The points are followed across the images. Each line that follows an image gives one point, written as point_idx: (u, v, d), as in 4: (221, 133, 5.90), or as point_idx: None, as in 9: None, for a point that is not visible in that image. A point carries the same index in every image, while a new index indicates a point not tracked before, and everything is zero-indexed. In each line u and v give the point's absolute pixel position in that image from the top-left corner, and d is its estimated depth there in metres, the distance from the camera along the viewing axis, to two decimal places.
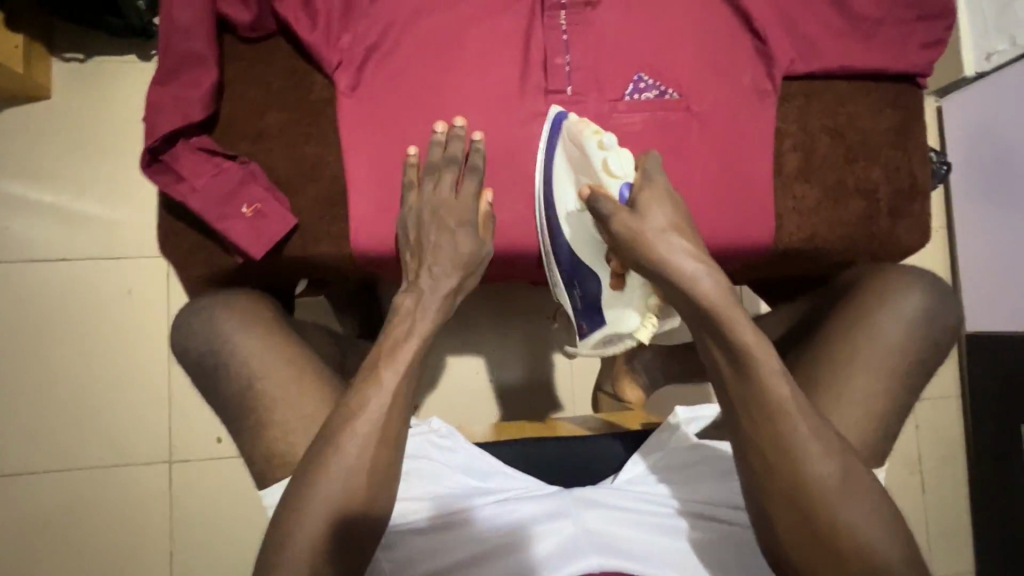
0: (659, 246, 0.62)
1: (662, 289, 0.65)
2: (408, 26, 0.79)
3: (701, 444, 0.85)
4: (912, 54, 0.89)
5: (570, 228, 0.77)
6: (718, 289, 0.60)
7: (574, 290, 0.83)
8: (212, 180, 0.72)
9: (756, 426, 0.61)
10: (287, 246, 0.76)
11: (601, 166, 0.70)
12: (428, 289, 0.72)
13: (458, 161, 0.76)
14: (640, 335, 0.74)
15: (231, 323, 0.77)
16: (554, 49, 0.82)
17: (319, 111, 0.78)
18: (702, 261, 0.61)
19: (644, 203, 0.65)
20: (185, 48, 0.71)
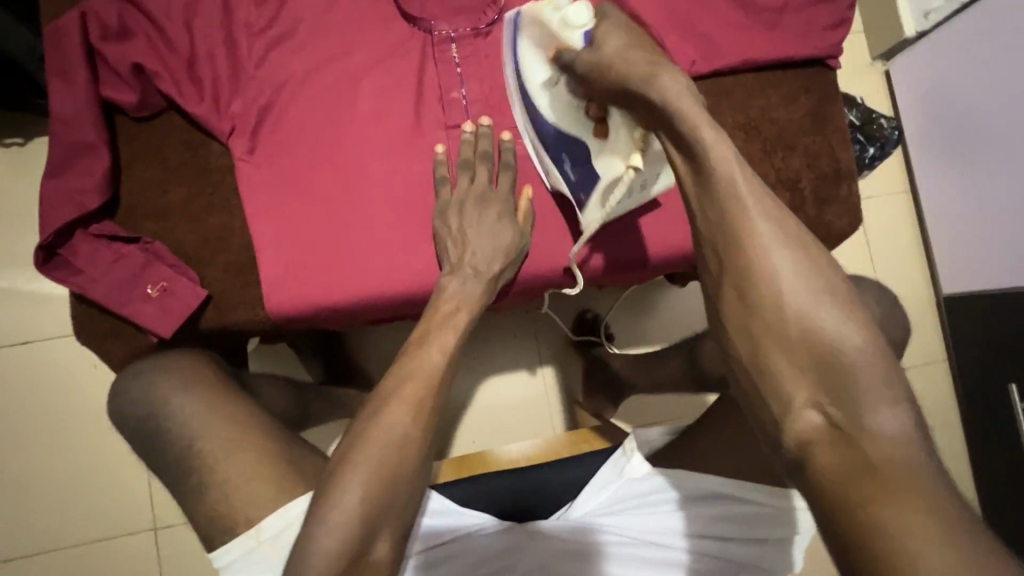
0: (629, 69, 0.55)
1: (643, 118, 0.57)
2: (298, 82, 0.79)
3: (662, 470, 0.82)
4: (816, 37, 0.88)
5: (546, 101, 0.72)
6: (698, 116, 0.52)
7: (564, 164, 0.76)
8: (115, 268, 0.73)
9: (761, 318, 0.53)
10: (203, 317, 0.76)
11: (558, 25, 0.65)
12: (470, 277, 0.76)
13: (490, 158, 0.80)
14: (631, 163, 0.63)
15: (166, 384, 0.71)
16: (449, 83, 0.82)
17: (219, 179, 0.78)
18: (679, 83, 0.53)
19: (603, 36, 0.60)
20: (74, 140, 0.73)
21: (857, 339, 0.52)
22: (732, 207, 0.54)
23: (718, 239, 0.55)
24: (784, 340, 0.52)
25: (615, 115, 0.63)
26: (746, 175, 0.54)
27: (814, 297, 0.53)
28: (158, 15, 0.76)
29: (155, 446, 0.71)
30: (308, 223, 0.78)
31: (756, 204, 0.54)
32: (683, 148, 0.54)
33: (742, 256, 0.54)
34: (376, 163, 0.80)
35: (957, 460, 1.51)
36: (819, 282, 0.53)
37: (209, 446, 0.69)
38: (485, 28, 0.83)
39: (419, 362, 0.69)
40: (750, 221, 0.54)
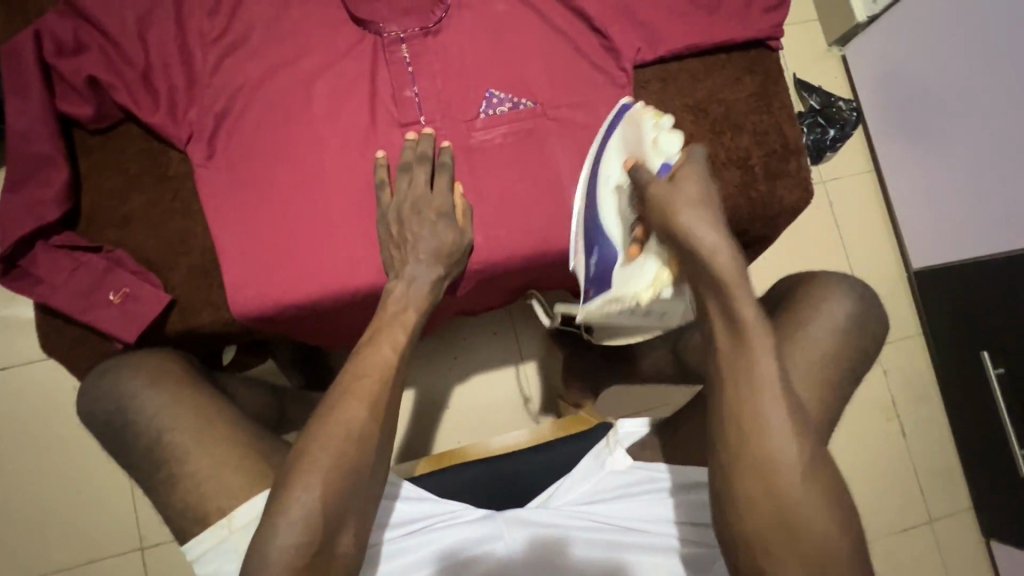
0: (687, 210, 0.62)
1: (685, 263, 0.64)
2: (254, 87, 0.81)
3: (643, 463, 0.82)
4: (756, 21, 0.91)
5: (608, 203, 0.77)
6: (744, 298, 0.60)
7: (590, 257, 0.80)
8: (75, 276, 0.74)
9: (756, 479, 0.60)
10: (168, 321, 0.77)
11: (650, 143, 0.74)
12: (418, 277, 0.78)
13: (429, 158, 0.82)
14: (638, 296, 0.70)
15: (132, 381, 0.72)
16: (400, 82, 0.84)
17: (179, 185, 0.80)
18: (727, 248, 0.60)
19: (682, 174, 0.65)
20: (32, 153, 0.74)
21: (836, 535, 0.59)
22: (756, 375, 0.61)
23: (729, 393, 0.62)
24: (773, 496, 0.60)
25: (653, 242, 0.70)
26: (772, 354, 0.61)
27: (807, 480, 0.60)
28: (112, 29, 0.78)
29: (121, 442, 0.72)
30: (266, 223, 0.79)
31: (782, 398, 0.61)
32: (725, 310, 0.61)
33: (750, 419, 0.60)
34: (334, 162, 0.82)
35: (941, 434, 1.52)
36: (817, 473, 0.60)
37: (176, 438, 0.70)
38: (433, 27, 0.86)
39: (373, 361, 0.71)
40: (770, 402, 0.60)
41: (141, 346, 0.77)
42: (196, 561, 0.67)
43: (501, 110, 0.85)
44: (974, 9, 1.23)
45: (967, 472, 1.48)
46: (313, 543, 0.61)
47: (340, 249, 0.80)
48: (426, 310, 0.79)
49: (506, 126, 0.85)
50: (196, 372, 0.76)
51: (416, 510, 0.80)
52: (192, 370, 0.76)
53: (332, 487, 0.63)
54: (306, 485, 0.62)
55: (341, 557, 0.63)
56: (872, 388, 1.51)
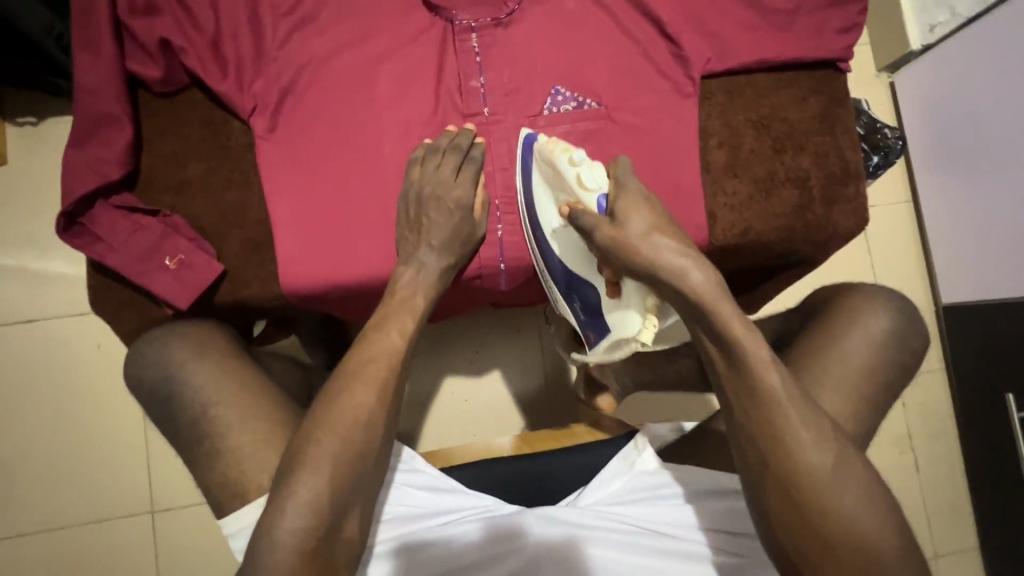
0: (660, 256, 0.65)
1: (664, 293, 0.66)
2: (322, 64, 0.80)
3: (669, 465, 0.83)
4: (827, 41, 0.90)
5: (559, 245, 0.79)
6: (689, 266, 0.64)
7: (574, 302, 0.82)
8: (134, 238, 0.74)
9: (777, 480, 0.61)
10: (217, 291, 0.77)
11: (574, 180, 0.73)
12: (427, 264, 0.77)
13: (461, 151, 0.80)
14: (642, 337, 0.70)
15: (179, 350, 0.72)
16: (467, 72, 0.83)
17: (238, 156, 0.79)
18: (708, 279, 0.63)
19: (622, 210, 0.68)
20: (98, 111, 0.74)
21: (887, 532, 0.60)
22: (728, 326, 0.63)
23: (755, 429, 0.62)
24: (801, 499, 0.60)
25: (629, 283, 0.71)
26: (743, 324, 0.63)
27: (834, 457, 0.61)
28: None
29: (164, 412, 0.72)
30: (323, 202, 0.79)
31: (765, 365, 0.62)
32: (721, 340, 0.63)
33: (770, 419, 0.61)
34: (394, 148, 0.81)
35: (954, 473, 1.51)
36: (858, 477, 0.61)
37: (221, 411, 0.70)
38: (504, 19, 0.85)
39: (380, 346, 0.70)
40: (765, 373, 0.62)
41: (186, 316, 0.77)
42: (232, 535, 0.66)
43: (565, 108, 0.84)
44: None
45: (977, 512, 1.47)
46: (318, 525, 0.60)
47: (390, 235, 0.80)
48: (435, 297, 0.77)
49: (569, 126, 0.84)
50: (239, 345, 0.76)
51: (433, 500, 0.81)
52: (235, 343, 0.76)
53: (341, 471, 0.63)
54: (315, 469, 0.62)
55: (344, 541, 0.63)
56: (890, 419, 1.51)
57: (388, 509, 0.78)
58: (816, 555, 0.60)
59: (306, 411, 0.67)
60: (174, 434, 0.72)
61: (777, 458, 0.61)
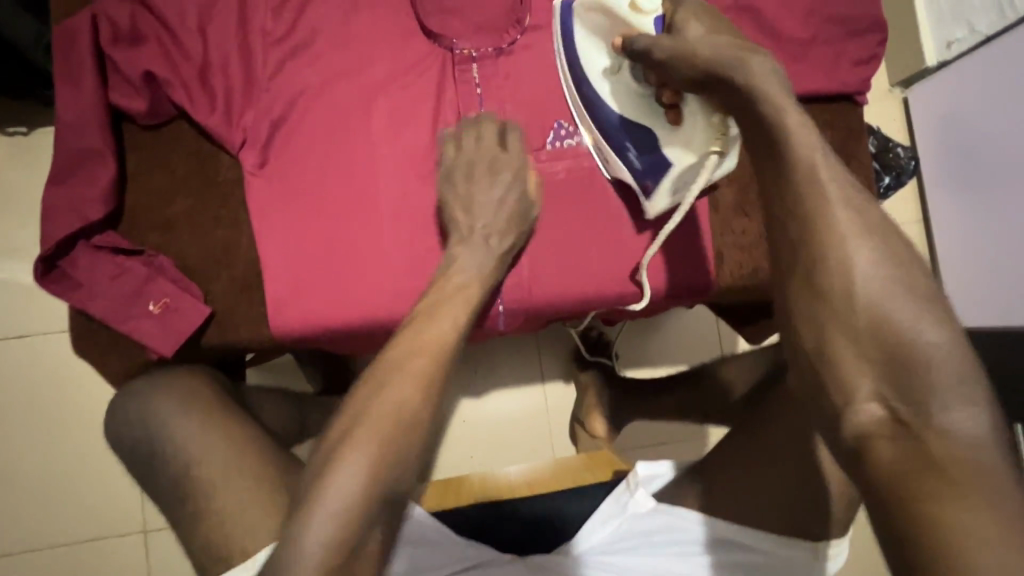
0: (718, 51, 0.56)
1: (726, 106, 0.58)
2: (316, 95, 0.77)
3: (664, 507, 0.79)
4: (844, 73, 0.86)
5: (610, 88, 0.73)
6: (781, 96, 0.54)
7: (627, 152, 0.75)
8: (116, 282, 0.71)
9: (817, 295, 0.51)
10: (205, 335, 0.74)
11: (629, 9, 0.67)
12: (478, 247, 0.74)
13: (498, 127, 0.78)
14: (714, 150, 0.66)
15: (162, 405, 0.70)
16: (467, 104, 0.80)
17: (228, 191, 0.76)
18: (767, 66, 0.55)
19: (681, 20, 0.61)
20: (80, 148, 0.70)
21: (937, 334, 0.49)
22: (797, 153, 0.53)
23: (794, 236, 0.53)
24: (852, 327, 0.50)
25: (690, 100, 0.65)
26: (823, 153, 0.54)
27: (891, 290, 0.50)
28: (174, 21, 0.74)
29: (147, 468, 0.71)
30: (315, 240, 0.76)
31: (830, 189, 0.53)
32: (768, 139, 0.54)
33: (825, 254, 0.51)
34: (392, 184, 0.78)
35: None
36: (898, 274, 0.51)
37: (205, 470, 0.68)
38: (506, 49, 0.81)
39: (395, 384, 0.63)
40: (833, 193, 0.52)
41: (170, 365, 0.75)
42: None
43: (568, 143, 0.81)
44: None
45: None
46: None
47: (387, 276, 0.77)
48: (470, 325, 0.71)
49: (572, 161, 0.81)
50: (224, 391, 0.74)
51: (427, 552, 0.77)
52: (219, 392, 0.74)
53: None
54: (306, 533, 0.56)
55: None
56: None
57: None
58: (913, 475, 0.47)
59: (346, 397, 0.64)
60: (160, 482, 0.69)
61: (820, 281, 0.52)
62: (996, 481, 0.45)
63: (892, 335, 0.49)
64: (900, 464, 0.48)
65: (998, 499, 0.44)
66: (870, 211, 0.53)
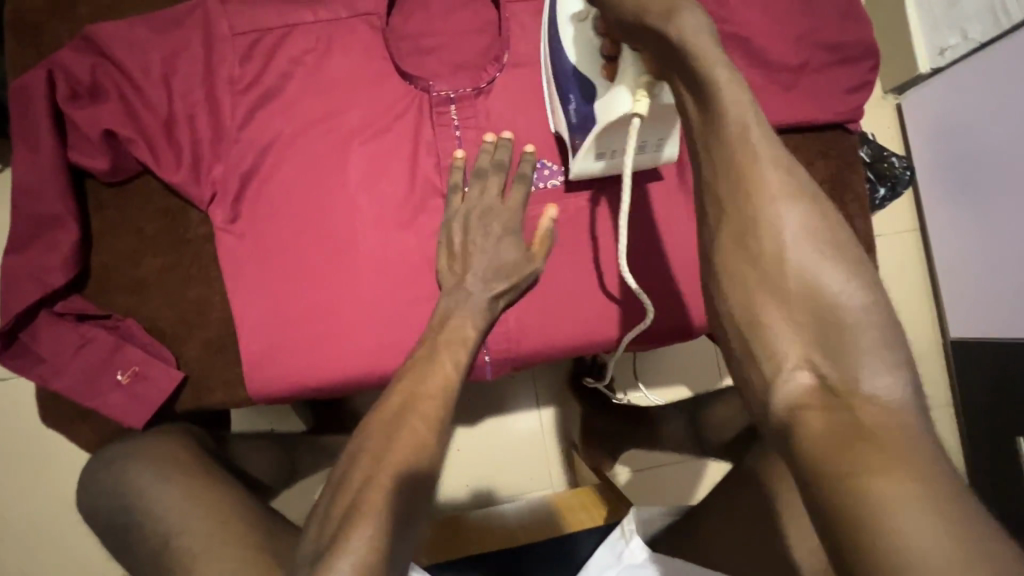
0: (648, 1, 0.50)
1: (656, 57, 0.52)
2: (287, 144, 0.73)
3: (659, 558, 0.76)
4: (837, 101, 0.83)
5: (574, 48, 0.67)
6: (712, 46, 0.47)
7: (568, 103, 0.71)
8: (81, 354, 0.68)
9: (741, 251, 0.48)
10: (179, 400, 0.71)
11: None
12: (473, 295, 0.68)
13: (505, 168, 0.74)
14: (636, 111, 0.56)
15: (141, 476, 0.67)
16: (446, 147, 0.77)
17: (199, 248, 0.73)
18: (698, 22, 0.48)
19: None
20: (39, 212, 0.67)
21: (864, 300, 0.45)
22: (727, 103, 0.47)
23: (729, 195, 0.48)
24: (779, 286, 0.46)
25: (626, 50, 0.58)
26: (756, 109, 0.48)
27: (817, 254, 0.46)
28: (136, 73, 0.70)
29: (123, 539, 0.67)
30: (290, 296, 0.73)
31: (766, 145, 0.48)
32: (693, 82, 0.48)
33: (759, 212, 0.47)
34: (369, 233, 0.74)
35: None
36: (828, 238, 0.47)
37: (185, 540, 0.63)
38: (486, 88, 0.77)
39: (406, 439, 0.55)
40: (763, 152, 0.47)
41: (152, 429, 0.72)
42: None
43: (552, 184, 0.78)
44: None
45: None
46: None
47: (365, 330, 0.73)
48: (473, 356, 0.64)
49: (557, 203, 0.78)
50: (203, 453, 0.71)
51: None
52: (202, 456, 0.70)
53: None
54: None
55: None
56: None
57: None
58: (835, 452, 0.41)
59: (347, 446, 0.58)
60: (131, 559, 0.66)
61: (749, 239, 0.47)
62: (925, 461, 0.40)
63: (815, 295, 0.46)
64: (830, 437, 0.42)
65: (931, 472, 0.39)
66: (802, 176, 0.49)
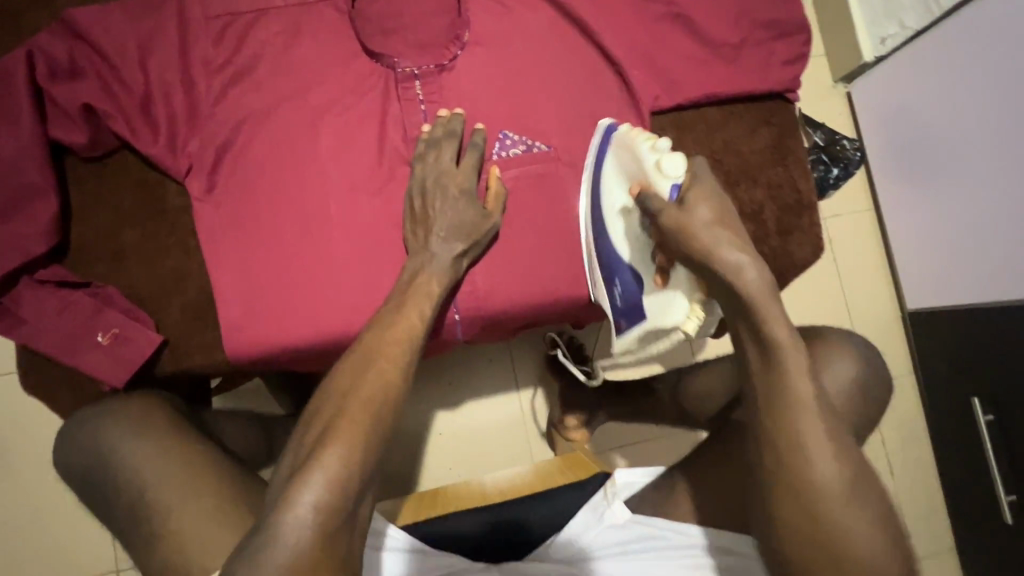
0: (716, 248, 0.60)
1: (714, 289, 0.63)
2: (260, 119, 0.77)
3: (640, 518, 0.80)
4: (776, 72, 0.90)
5: (617, 229, 0.76)
6: (775, 318, 0.59)
7: (613, 286, 0.79)
8: (63, 317, 0.70)
9: (793, 485, 0.59)
10: (159, 363, 0.74)
11: (652, 167, 0.68)
12: (438, 254, 0.74)
13: (457, 136, 0.78)
14: (685, 327, 0.69)
15: (116, 434, 0.68)
16: (413, 120, 0.81)
17: (177, 219, 0.76)
18: (760, 279, 0.59)
19: (691, 199, 0.63)
20: (18, 183, 0.70)
21: (888, 557, 0.57)
22: (789, 369, 0.59)
23: (774, 405, 0.60)
24: (819, 519, 0.58)
25: (679, 271, 0.67)
26: (812, 384, 0.59)
27: (855, 506, 0.57)
28: (113, 54, 0.74)
29: (101, 495, 0.68)
30: (266, 262, 0.76)
31: (819, 416, 0.59)
32: (751, 323, 0.60)
33: (801, 435, 0.58)
34: (341, 202, 0.78)
35: (927, 476, 1.50)
36: (863, 490, 0.58)
37: (161, 494, 0.66)
38: (448, 64, 0.83)
39: (366, 382, 0.62)
40: (810, 420, 0.59)
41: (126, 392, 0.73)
42: None
43: (515, 152, 0.83)
44: (994, 52, 1.17)
45: (953, 514, 1.47)
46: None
47: (338, 294, 0.77)
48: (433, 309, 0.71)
49: (520, 169, 0.83)
50: (181, 417, 0.73)
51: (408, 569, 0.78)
52: (179, 418, 0.72)
53: None
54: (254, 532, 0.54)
55: None
56: None
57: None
58: None
59: (322, 382, 0.64)
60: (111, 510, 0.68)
61: (793, 460, 0.59)
62: None
63: (841, 532, 0.57)
64: None
65: None
66: (844, 439, 0.59)
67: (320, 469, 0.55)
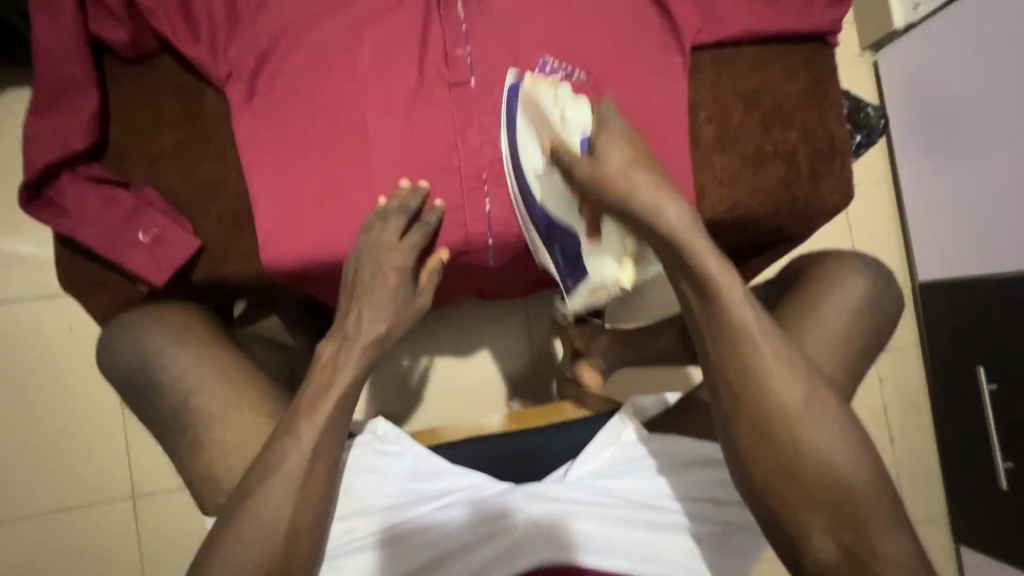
0: (637, 195, 0.63)
1: (646, 236, 0.65)
2: (300, 28, 0.76)
3: (658, 439, 0.80)
4: (818, 13, 0.89)
5: (542, 192, 0.76)
6: (704, 249, 0.62)
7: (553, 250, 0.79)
8: (102, 214, 0.71)
9: (760, 422, 0.60)
10: (194, 269, 0.75)
11: (558, 125, 0.72)
12: (377, 296, 0.73)
13: (409, 215, 0.75)
14: (622, 279, 0.76)
15: (154, 335, 0.70)
16: (453, 39, 0.80)
17: (215, 127, 0.76)
18: (683, 217, 0.62)
19: (603, 146, 0.66)
20: (60, 76, 0.70)
21: (860, 470, 0.59)
22: (729, 302, 0.61)
23: (720, 345, 0.62)
24: (801, 463, 0.59)
25: (609, 224, 0.73)
26: (755, 313, 0.62)
27: (839, 437, 0.60)
28: None
29: (135, 388, 0.70)
30: (300, 175, 0.75)
31: (777, 354, 0.61)
32: (695, 282, 0.62)
33: (760, 375, 0.60)
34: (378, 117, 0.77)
35: (927, 445, 1.51)
36: (840, 424, 0.60)
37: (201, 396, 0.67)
38: None
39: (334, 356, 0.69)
40: (763, 363, 0.60)
41: (166, 300, 0.75)
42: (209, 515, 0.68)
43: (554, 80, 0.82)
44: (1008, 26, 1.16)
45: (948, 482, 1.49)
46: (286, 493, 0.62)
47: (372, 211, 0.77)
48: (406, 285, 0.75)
49: None
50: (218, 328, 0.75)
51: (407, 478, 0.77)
52: (216, 328, 0.74)
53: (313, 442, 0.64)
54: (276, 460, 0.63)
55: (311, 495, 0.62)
56: (867, 394, 1.50)
57: (358, 508, 0.74)
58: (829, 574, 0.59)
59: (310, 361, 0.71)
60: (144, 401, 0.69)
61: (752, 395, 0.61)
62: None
63: (821, 453, 0.59)
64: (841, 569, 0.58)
65: None
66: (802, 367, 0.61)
67: (290, 450, 0.62)
